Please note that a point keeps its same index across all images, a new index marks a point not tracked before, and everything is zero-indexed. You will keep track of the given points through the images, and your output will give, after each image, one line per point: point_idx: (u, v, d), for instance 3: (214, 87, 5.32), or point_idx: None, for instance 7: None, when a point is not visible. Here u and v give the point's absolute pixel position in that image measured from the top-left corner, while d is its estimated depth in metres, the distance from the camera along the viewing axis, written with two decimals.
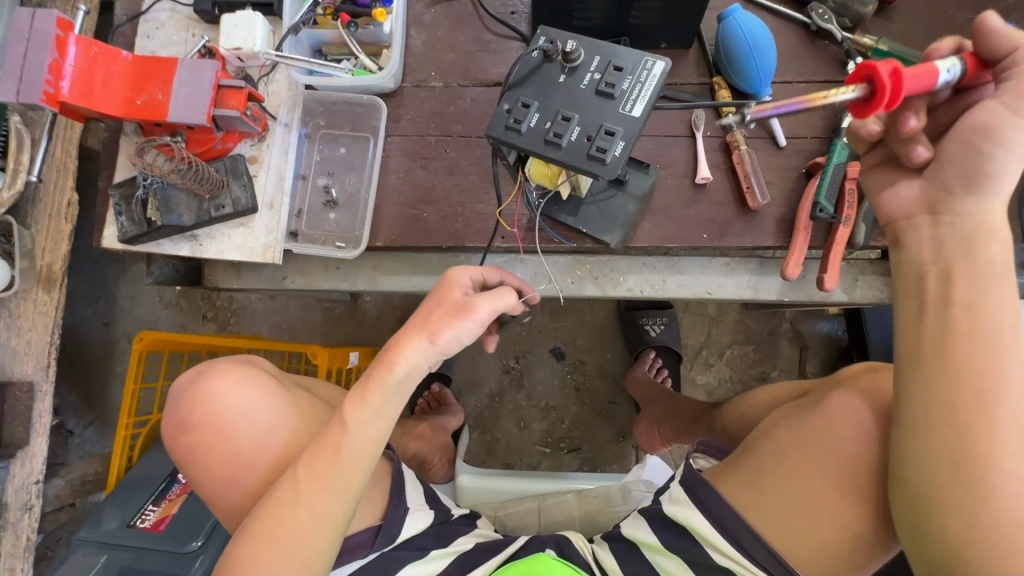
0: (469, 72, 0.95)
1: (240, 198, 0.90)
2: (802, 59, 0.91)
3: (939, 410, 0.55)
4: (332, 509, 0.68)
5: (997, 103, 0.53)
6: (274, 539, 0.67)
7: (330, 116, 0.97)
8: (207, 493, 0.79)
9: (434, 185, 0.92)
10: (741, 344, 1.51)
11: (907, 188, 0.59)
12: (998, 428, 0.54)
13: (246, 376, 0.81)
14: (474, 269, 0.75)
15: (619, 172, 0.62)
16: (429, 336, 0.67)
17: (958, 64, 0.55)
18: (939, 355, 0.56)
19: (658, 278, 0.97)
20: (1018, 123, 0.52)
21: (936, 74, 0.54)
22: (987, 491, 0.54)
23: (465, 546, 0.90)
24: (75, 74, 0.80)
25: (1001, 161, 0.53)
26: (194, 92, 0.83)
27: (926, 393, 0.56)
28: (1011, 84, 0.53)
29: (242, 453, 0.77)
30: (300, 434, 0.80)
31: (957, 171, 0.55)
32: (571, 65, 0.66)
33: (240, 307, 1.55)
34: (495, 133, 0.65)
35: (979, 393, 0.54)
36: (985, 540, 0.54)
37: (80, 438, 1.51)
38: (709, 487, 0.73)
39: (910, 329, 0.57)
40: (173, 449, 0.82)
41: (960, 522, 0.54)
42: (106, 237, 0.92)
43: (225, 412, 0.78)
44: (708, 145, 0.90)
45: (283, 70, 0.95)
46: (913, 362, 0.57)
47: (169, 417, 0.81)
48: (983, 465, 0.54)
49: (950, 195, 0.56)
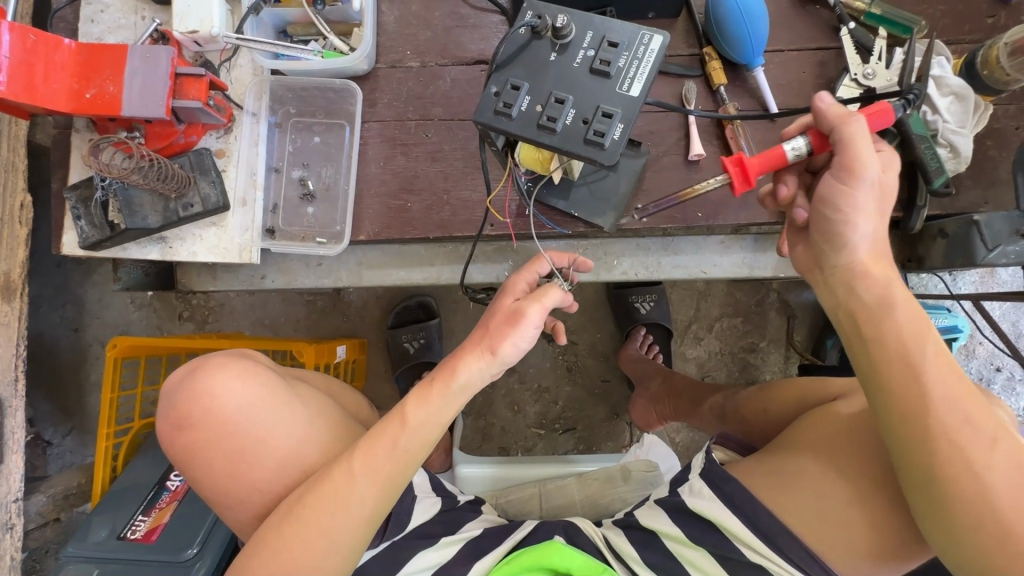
0: (447, 50, 0.89)
1: (210, 196, 0.84)
2: (794, 27, 0.88)
3: (892, 403, 0.61)
4: (369, 509, 0.69)
5: (830, 175, 0.63)
6: (305, 535, 0.67)
7: (302, 103, 0.92)
8: (209, 495, 0.75)
9: (417, 172, 0.88)
10: (730, 317, 1.51)
11: (803, 249, 0.71)
12: (954, 415, 0.58)
13: (247, 371, 0.77)
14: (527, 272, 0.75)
15: (618, 157, 0.59)
16: (487, 349, 0.68)
17: (804, 139, 0.67)
18: (925, 338, 0.60)
19: (652, 259, 0.96)
20: (847, 191, 0.61)
21: (784, 154, 0.67)
22: (951, 473, 0.58)
23: (474, 532, 0.89)
24: (13, 67, 0.72)
25: (848, 223, 0.63)
26: (149, 83, 0.77)
27: (881, 390, 0.62)
28: (838, 157, 0.63)
29: (248, 451, 0.74)
30: (310, 432, 0.77)
31: (821, 235, 0.65)
32: (561, 42, 0.62)
33: (219, 305, 1.48)
34: (484, 118, 0.61)
35: (920, 382, 0.59)
36: (960, 515, 0.58)
37: (59, 448, 1.44)
38: (737, 485, 0.79)
39: (910, 322, 0.61)
40: (168, 449, 0.77)
41: (931, 505, 0.60)
42: (65, 244, 0.86)
43: (227, 408, 0.74)
44: (700, 119, 0.87)
45: (246, 54, 0.88)
46: (870, 362, 0.63)
47: (164, 416, 0.77)
48: (942, 449, 0.58)
49: (826, 252, 0.66)
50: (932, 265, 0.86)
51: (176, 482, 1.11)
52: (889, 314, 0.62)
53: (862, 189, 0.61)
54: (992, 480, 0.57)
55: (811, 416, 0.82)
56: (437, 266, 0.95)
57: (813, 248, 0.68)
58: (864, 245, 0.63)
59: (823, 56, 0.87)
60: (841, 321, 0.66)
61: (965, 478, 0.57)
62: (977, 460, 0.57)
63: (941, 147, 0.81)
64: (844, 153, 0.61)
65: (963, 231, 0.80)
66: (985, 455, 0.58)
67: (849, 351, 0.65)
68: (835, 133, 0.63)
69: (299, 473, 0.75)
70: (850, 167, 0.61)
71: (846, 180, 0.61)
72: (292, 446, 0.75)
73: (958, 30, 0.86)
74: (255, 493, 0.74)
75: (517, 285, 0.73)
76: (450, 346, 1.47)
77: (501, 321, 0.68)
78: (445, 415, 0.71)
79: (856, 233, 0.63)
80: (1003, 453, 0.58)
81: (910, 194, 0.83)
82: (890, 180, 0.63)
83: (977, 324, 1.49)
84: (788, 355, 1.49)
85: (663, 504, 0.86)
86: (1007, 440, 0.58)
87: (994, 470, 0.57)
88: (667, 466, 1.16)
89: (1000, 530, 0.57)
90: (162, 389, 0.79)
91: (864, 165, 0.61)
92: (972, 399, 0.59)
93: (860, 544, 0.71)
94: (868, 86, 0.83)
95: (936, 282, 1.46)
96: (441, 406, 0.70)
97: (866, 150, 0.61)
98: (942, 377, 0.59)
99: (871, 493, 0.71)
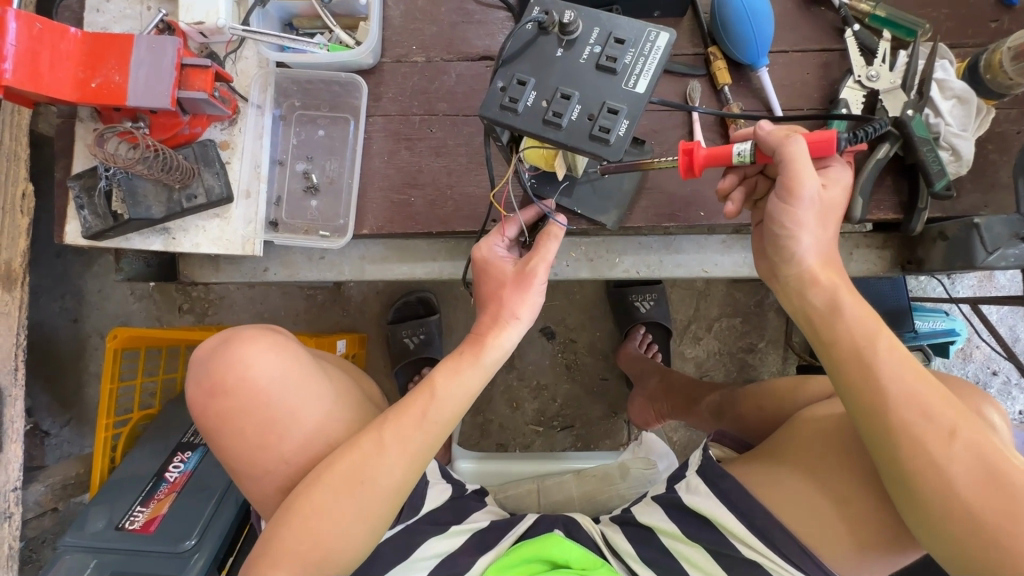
0: (453, 45, 0.89)
1: (214, 187, 0.84)
2: (798, 28, 0.88)
3: (854, 402, 0.65)
4: (397, 481, 0.69)
5: (774, 197, 0.69)
6: (330, 506, 0.67)
7: (307, 96, 0.92)
8: (232, 466, 0.74)
9: (421, 167, 0.88)
10: (729, 316, 1.51)
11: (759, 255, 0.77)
12: (905, 409, 0.62)
13: (280, 344, 0.77)
14: (496, 237, 0.78)
15: (623, 153, 0.59)
16: (511, 316, 0.72)
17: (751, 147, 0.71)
18: (869, 339, 0.65)
19: (654, 258, 0.96)
20: (790, 209, 0.68)
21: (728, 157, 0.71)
22: (912, 463, 0.61)
23: (481, 523, 0.90)
24: (18, 55, 0.72)
25: (793, 237, 0.70)
26: (154, 73, 0.77)
27: (841, 387, 0.66)
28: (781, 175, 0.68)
29: (279, 421, 0.74)
30: (337, 409, 0.77)
31: (771, 247, 0.72)
32: (568, 38, 0.62)
33: (219, 297, 1.48)
34: (490, 113, 0.61)
35: (874, 376, 0.64)
36: (929, 505, 0.61)
37: (58, 438, 1.44)
38: (733, 482, 0.79)
39: (854, 327, 0.66)
40: (196, 416, 0.77)
41: (903, 495, 0.63)
42: (69, 233, 0.86)
43: (260, 378, 0.74)
44: (704, 118, 0.87)
45: (251, 46, 0.88)
46: (830, 361, 0.67)
47: (195, 384, 0.77)
48: (902, 442, 0.61)
49: (778, 262, 0.72)
50: (932, 267, 0.86)
51: (175, 473, 1.10)
52: (839, 318, 0.67)
53: (802, 207, 0.68)
54: (952, 469, 0.60)
55: (796, 419, 0.83)
56: (440, 262, 0.95)
57: (765, 257, 0.75)
58: (809, 255, 0.70)
59: (827, 58, 0.88)
60: (802, 325, 0.71)
61: (926, 469, 0.60)
62: (935, 453, 0.60)
63: (943, 150, 0.82)
64: (784, 176, 0.67)
65: (963, 234, 0.80)
66: (942, 445, 0.60)
67: (812, 350, 0.71)
68: (777, 154, 0.68)
69: (325, 448, 0.75)
70: (790, 188, 0.67)
71: (787, 201, 0.68)
72: (320, 420, 0.75)
73: (961, 34, 0.86)
74: (280, 467, 0.74)
75: (495, 256, 0.76)
76: (449, 342, 1.47)
77: (510, 289, 0.73)
78: (474, 388, 0.72)
79: (800, 246, 0.70)
80: (962, 441, 0.60)
81: (912, 197, 0.84)
82: (829, 195, 0.69)
83: (975, 328, 1.50)
84: (786, 356, 1.50)
85: (660, 500, 0.87)
86: (965, 429, 0.61)
87: (953, 459, 0.60)
88: (665, 465, 1.14)
89: (969, 518, 0.59)
90: (191, 356, 0.79)
91: (803, 186, 0.66)
92: (929, 390, 0.63)
93: (858, 542, 0.71)
94: (871, 88, 0.84)
95: (935, 285, 1.47)
96: (471, 379, 0.72)
97: (804, 171, 0.66)
98: (896, 370, 0.63)
99: (858, 493, 0.72)
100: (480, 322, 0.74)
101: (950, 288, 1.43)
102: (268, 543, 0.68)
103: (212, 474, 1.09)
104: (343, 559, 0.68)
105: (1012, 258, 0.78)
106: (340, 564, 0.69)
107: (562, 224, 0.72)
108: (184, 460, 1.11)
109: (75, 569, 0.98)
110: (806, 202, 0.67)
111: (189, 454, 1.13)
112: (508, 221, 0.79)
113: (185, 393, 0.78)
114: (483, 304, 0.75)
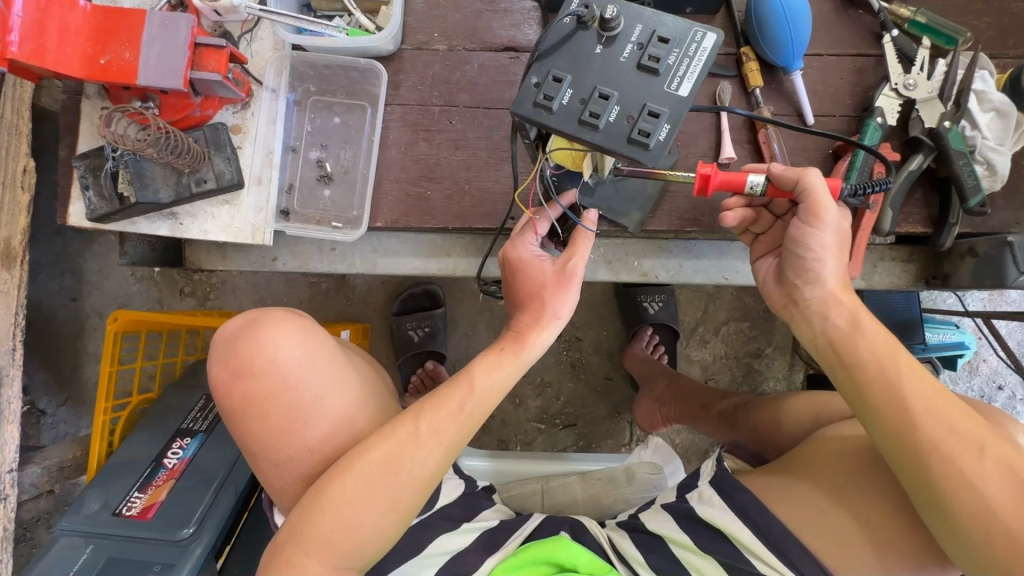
0: (476, 35, 0.86)
1: (224, 172, 0.81)
2: (835, 32, 0.85)
3: (876, 421, 0.64)
4: (430, 471, 0.67)
5: (798, 221, 0.69)
6: (353, 500, 0.65)
7: (323, 81, 0.88)
8: (251, 446, 0.71)
9: (438, 160, 0.85)
10: (737, 321, 1.49)
11: (774, 283, 0.76)
12: (931, 425, 0.61)
13: (309, 329, 0.75)
14: (529, 233, 0.75)
15: (662, 158, 0.57)
16: (555, 316, 0.72)
17: (766, 180, 0.70)
18: (894, 356, 0.65)
19: (674, 262, 0.94)
20: (813, 233, 0.68)
21: (743, 187, 0.70)
22: (943, 482, 0.60)
23: (492, 522, 0.89)
24: (25, 26, 0.69)
25: (818, 261, 0.69)
26: (168, 52, 0.74)
27: (868, 409, 0.65)
28: (804, 205, 0.68)
29: (305, 407, 0.71)
30: (363, 400, 0.75)
31: (792, 270, 0.72)
32: (608, 34, 0.60)
33: (221, 282, 1.46)
34: (522, 110, 0.59)
35: (898, 396, 0.63)
36: (963, 524, 0.59)
37: (53, 418, 1.42)
38: (748, 496, 0.79)
39: (879, 346, 0.66)
40: (219, 396, 0.74)
41: (935, 516, 0.61)
42: (72, 214, 0.83)
43: (289, 362, 0.72)
44: (732, 121, 0.84)
45: (267, 27, 0.85)
46: (848, 383, 0.66)
47: (219, 364, 0.74)
48: (933, 461, 0.60)
49: (797, 286, 0.72)
50: (958, 284, 0.85)
51: (174, 460, 1.08)
52: (858, 338, 0.67)
53: (824, 231, 0.68)
54: (986, 488, 0.58)
55: (814, 436, 0.83)
56: (453, 257, 0.92)
57: (782, 282, 0.74)
58: (829, 278, 0.70)
59: (862, 63, 0.85)
60: (819, 350, 0.71)
61: (959, 488, 0.59)
62: (965, 468, 0.59)
63: (977, 164, 0.79)
64: (806, 203, 0.67)
65: (993, 252, 0.79)
66: (974, 461, 0.59)
67: (831, 375, 0.69)
68: (797, 185, 0.68)
69: (349, 439, 0.72)
70: (814, 212, 0.67)
71: (811, 226, 0.68)
72: (346, 409, 0.73)
73: (1002, 44, 0.84)
74: (304, 455, 0.71)
75: (531, 256, 0.74)
76: (454, 337, 1.45)
77: (550, 288, 0.72)
78: (511, 383, 0.72)
79: (822, 269, 0.70)
80: (992, 458, 0.59)
81: (942, 211, 0.82)
82: (846, 223, 0.70)
83: (983, 342, 1.49)
84: (793, 363, 1.48)
85: (671, 508, 0.86)
86: (990, 444, 0.60)
87: (986, 477, 0.58)
88: (671, 470, 1.13)
89: (1009, 538, 0.57)
90: (217, 334, 0.76)
91: (826, 210, 0.67)
92: (955, 408, 0.62)
93: (882, 561, 0.71)
94: (908, 97, 0.81)
95: (947, 298, 1.46)
96: (509, 374, 0.71)
97: (826, 198, 0.67)
98: (918, 389, 0.63)
99: (878, 512, 0.72)
100: (519, 321, 0.73)
101: (962, 301, 1.41)
102: (298, 529, 0.65)
103: (212, 462, 1.07)
104: (372, 551, 0.67)
105: None
106: (369, 556, 0.67)
107: (592, 227, 0.71)
108: (184, 447, 1.09)
109: (71, 555, 0.96)
110: (828, 228, 0.67)
111: (189, 440, 1.11)
112: (540, 219, 0.76)
113: (208, 372, 0.75)
114: (521, 304, 0.74)
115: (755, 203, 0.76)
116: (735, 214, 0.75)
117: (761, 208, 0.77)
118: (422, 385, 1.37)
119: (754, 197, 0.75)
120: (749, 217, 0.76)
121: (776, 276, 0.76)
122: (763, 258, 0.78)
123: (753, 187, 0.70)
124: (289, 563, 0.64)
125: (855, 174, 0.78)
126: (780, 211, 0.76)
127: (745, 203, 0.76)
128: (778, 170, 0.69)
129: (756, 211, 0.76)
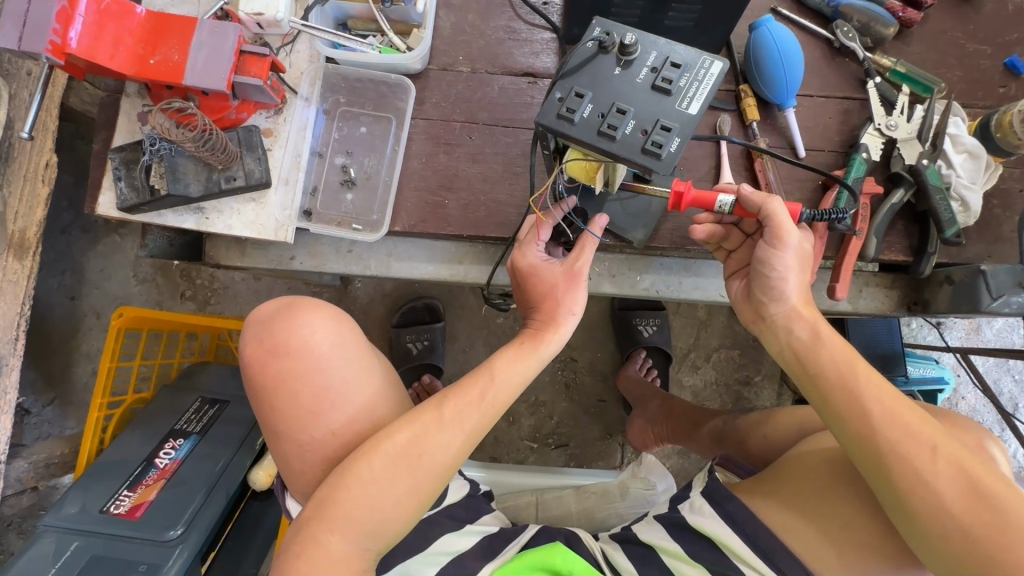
0: (497, 60, 0.93)
1: (254, 171, 0.86)
2: (824, 75, 0.93)
3: (842, 424, 0.68)
4: (449, 460, 0.70)
5: (764, 243, 0.74)
6: (360, 482, 0.67)
7: (352, 93, 0.94)
8: (274, 426, 0.74)
9: (457, 172, 0.91)
10: (728, 348, 1.54)
11: (742, 300, 0.81)
12: (888, 427, 0.65)
13: (339, 317, 0.78)
14: (535, 239, 0.79)
15: (671, 168, 0.63)
16: (569, 312, 0.77)
17: (731, 202, 0.74)
18: (862, 364, 0.70)
19: (674, 278, 0.99)
20: (778, 253, 0.73)
21: (709, 205, 0.74)
22: (901, 481, 0.63)
23: (490, 529, 0.90)
24: (86, 26, 0.75)
25: (781, 280, 0.74)
26: (214, 55, 0.79)
27: (833, 416, 0.69)
28: (766, 228, 0.72)
29: (334, 390, 0.73)
30: (385, 389, 0.77)
31: (758, 287, 0.77)
32: (626, 58, 0.67)
33: (223, 287, 1.48)
34: (546, 121, 0.65)
35: (858, 401, 0.67)
36: (922, 521, 0.63)
37: (38, 418, 1.38)
38: (738, 504, 0.82)
39: (850, 355, 0.70)
40: (249, 374, 0.76)
41: (900, 514, 0.64)
42: (101, 204, 0.86)
43: (322, 345, 0.75)
44: (731, 151, 0.91)
45: (305, 41, 0.91)
46: (817, 390, 0.71)
47: (254, 344, 0.76)
48: (893, 462, 0.64)
49: (763, 302, 0.77)
50: (937, 309, 0.90)
51: (165, 459, 1.06)
52: (821, 350, 0.72)
53: (786, 253, 0.73)
54: (940, 486, 0.62)
55: (796, 449, 0.86)
56: (465, 264, 0.96)
57: (750, 298, 0.79)
58: (791, 296, 0.75)
59: (848, 105, 0.93)
60: (787, 361, 0.75)
61: (914, 488, 0.63)
62: (921, 467, 0.63)
63: (953, 201, 0.87)
64: (770, 227, 0.72)
65: (969, 279, 0.84)
66: (927, 462, 0.63)
67: (799, 385, 0.74)
68: (760, 210, 0.72)
69: (370, 426, 0.74)
70: (777, 235, 0.72)
71: (774, 247, 0.73)
72: (369, 396, 0.75)
73: (972, 96, 0.93)
74: (327, 437, 0.73)
75: (539, 261, 0.79)
76: (452, 350, 1.48)
77: (561, 288, 0.77)
78: (530, 376, 0.75)
79: (785, 288, 0.75)
80: (944, 458, 0.63)
81: (922, 241, 0.88)
82: (807, 245, 0.75)
83: (962, 378, 1.55)
84: (782, 391, 1.53)
85: (662, 519, 0.88)
86: (945, 446, 0.64)
87: (939, 475, 0.62)
88: (664, 487, 1.16)
89: (961, 534, 0.61)
90: (247, 317, 0.79)
91: (787, 234, 0.72)
92: (912, 413, 0.66)
93: (863, 566, 0.74)
94: (890, 136, 0.89)
95: (927, 333, 1.53)
96: (529, 367, 0.75)
97: (788, 222, 0.72)
98: (876, 395, 0.67)
99: (863, 520, 0.74)
100: (535, 320, 0.78)
101: (942, 336, 1.48)
102: (323, 505, 0.66)
103: (203, 464, 1.06)
104: (393, 531, 0.68)
105: (1014, 305, 0.81)
106: (386, 538, 0.68)
107: (598, 232, 0.77)
108: (177, 447, 1.07)
109: (50, 554, 0.92)
110: (789, 249, 0.72)
111: (182, 441, 1.09)
112: (544, 222, 0.79)
113: (240, 352, 0.77)
114: (535, 303, 0.78)
115: (725, 220, 0.81)
116: (704, 229, 0.79)
117: (731, 225, 0.81)
118: (417, 398, 1.38)
119: (723, 214, 0.80)
120: (718, 234, 0.81)
121: (745, 294, 0.80)
122: (732, 275, 0.83)
123: (722, 207, 0.75)
124: (297, 546, 0.65)
125: (842, 206, 0.85)
126: (747, 230, 0.80)
127: (714, 220, 0.81)
128: (743, 195, 0.74)
129: (725, 229, 0.81)
